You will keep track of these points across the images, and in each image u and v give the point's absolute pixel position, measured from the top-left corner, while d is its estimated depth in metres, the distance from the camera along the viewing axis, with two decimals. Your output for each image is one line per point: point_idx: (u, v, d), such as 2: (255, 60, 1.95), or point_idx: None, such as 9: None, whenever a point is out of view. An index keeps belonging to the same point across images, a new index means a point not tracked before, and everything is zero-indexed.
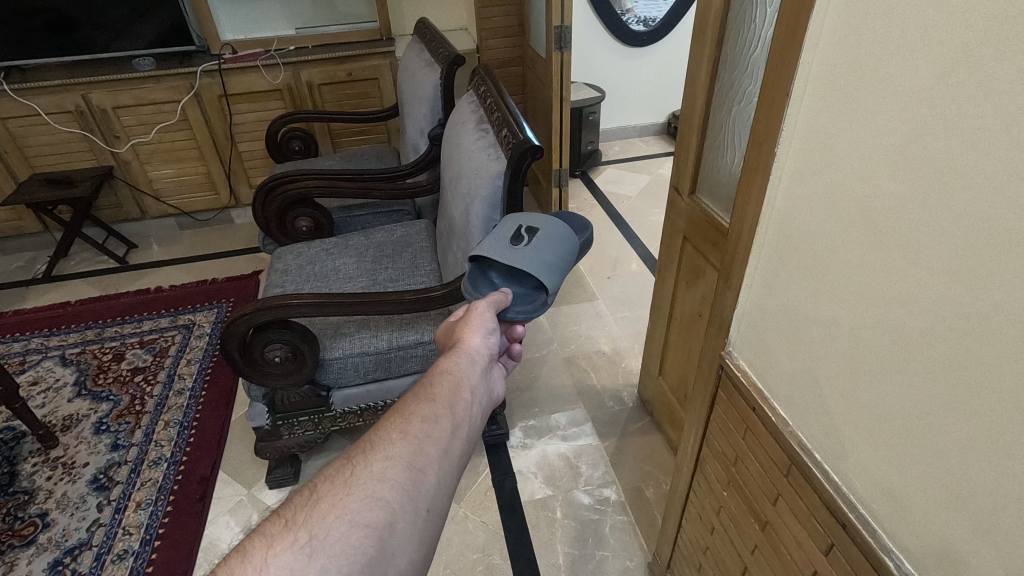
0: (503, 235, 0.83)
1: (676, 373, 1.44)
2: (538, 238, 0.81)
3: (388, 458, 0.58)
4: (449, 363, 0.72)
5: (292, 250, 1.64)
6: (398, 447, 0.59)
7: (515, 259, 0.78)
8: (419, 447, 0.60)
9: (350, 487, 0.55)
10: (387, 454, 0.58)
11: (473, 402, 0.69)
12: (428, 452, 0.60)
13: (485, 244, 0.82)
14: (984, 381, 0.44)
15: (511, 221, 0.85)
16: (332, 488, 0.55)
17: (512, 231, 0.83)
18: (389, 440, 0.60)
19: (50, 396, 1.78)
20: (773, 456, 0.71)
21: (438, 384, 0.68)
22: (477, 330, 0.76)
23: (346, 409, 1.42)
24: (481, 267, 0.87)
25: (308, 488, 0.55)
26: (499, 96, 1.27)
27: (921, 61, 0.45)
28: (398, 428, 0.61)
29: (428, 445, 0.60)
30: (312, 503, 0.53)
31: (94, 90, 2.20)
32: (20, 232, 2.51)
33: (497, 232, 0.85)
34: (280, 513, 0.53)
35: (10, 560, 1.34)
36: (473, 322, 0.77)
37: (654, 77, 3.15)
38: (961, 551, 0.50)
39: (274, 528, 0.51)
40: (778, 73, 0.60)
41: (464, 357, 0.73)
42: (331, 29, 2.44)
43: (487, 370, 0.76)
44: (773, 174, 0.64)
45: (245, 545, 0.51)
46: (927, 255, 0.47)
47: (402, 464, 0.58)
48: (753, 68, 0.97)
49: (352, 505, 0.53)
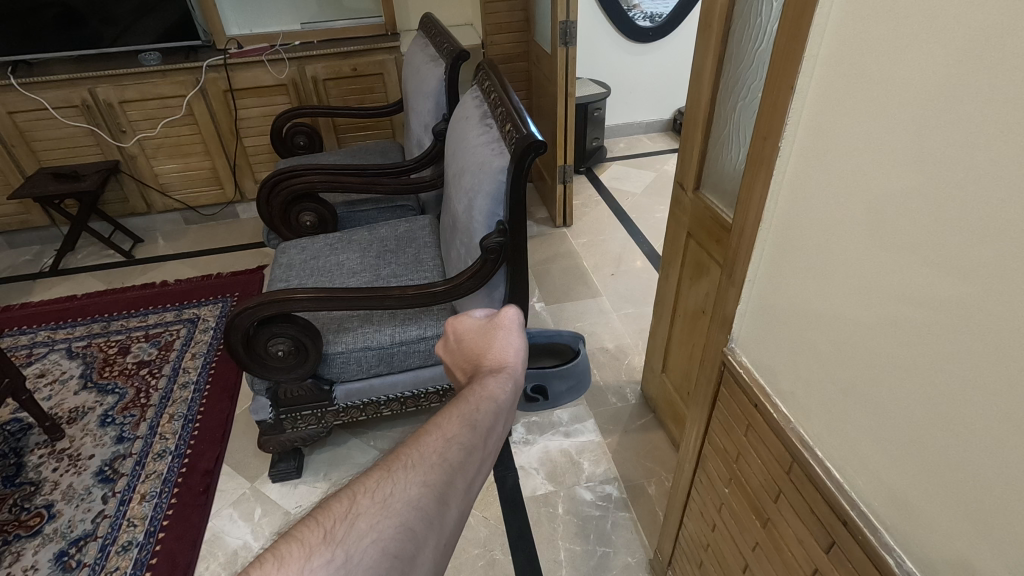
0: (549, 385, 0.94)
1: (678, 370, 1.44)
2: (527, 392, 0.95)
3: (424, 484, 0.56)
4: (495, 387, 0.71)
5: (296, 244, 1.65)
6: (436, 472, 0.57)
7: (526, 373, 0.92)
8: (452, 478, 0.58)
9: (388, 508, 0.53)
10: (424, 479, 0.56)
11: (503, 434, 0.69)
12: (459, 485, 0.58)
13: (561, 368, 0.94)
14: (988, 379, 0.44)
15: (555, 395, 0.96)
16: (371, 505, 0.52)
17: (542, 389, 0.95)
18: (430, 462, 0.58)
19: (56, 388, 1.80)
20: (774, 452, 0.72)
21: (481, 408, 0.67)
22: (512, 349, 0.79)
23: (348, 404, 1.43)
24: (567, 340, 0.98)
25: (347, 498, 0.53)
26: (504, 91, 1.26)
27: (928, 56, 0.45)
28: (440, 451, 0.59)
29: (459, 478, 0.59)
30: (350, 518, 0.51)
31: (100, 84, 2.21)
32: (27, 225, 2.53)
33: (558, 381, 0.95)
34: (317, 521, 0.51)
35: (16, 550, 1.35)
36: (508, 341, 0.81)
37: (660, 73, 3.13)
38: (963, 549, 0.49)
39: (310, 539, 0.49)
40: (782, 70, 0.60)
41: (506, 380, 0.73)
42: (336, 24, 2.44)
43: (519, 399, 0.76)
44: (778, 170, 0.63)
45: (278, 550, 0.48)
46: (932, 251, 0.47)
47: (436, 493, 0.56)
48: (758, 64, 0.96)
49: (387, 529, 0.51)
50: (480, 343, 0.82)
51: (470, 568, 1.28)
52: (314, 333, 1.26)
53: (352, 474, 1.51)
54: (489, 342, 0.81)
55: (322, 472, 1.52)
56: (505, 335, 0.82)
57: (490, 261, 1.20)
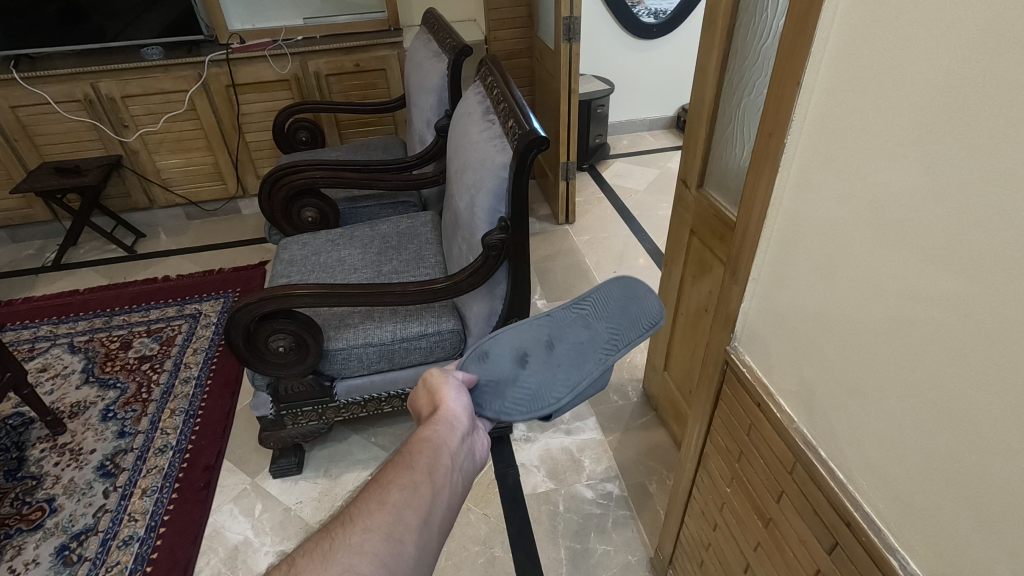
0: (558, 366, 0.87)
1: (681, 368, 1.43)
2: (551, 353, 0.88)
3: (366, 530, 0.61)
4: (428, 431, 0.76)
5: (297, 240, 1.64)
6: (376, 519, 0.62)
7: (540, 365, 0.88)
8: (397, 517, 0.63)
9: (328, 561, 0.57)
10: (366, 526, 0.61)
11: (454, 467, 0.72)
12: (408, 522, 0.63)
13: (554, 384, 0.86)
14: (993, 378, 0.44)
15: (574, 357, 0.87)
16: (310, 563, 0.57)
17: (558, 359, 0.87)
18: (368, 512, 0.63)
19: (58, 382, 1.80)
20: (777, 452, 0.71)
21: (417, 453, 0.72)
22: (448, 395, 0.82)
23: (350, 400, 1.42)
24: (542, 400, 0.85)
25: (288, 562, 0.58)
26: (506, 87, 1.26)
27: (936, 54, 0.44)
28: (377, 499, 0.64)
29: (407, 515, 0.63)
30: None
31: (103, 78, 2.21)
32: (30, 220, 2.52)
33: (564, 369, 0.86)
34: None
35: (17, 544, 1.35)
36: (443, 386, 0.84)
37: (664, 70, 3.11)
38: (966, 551, 0.49)
39: None
40: (788, 66, 0.59)
41: (443, 422, 0.77)
42: (340, 19, 2.42)
43: (467, 434, 0.79)
44: (781, 169, 0.63)
45: None
46: (938, 250, 0.46)
47: (381, 535, 0.61)
48: (763, 59, 0.95)
49: None
50: (423, 397, 0.87)
51: (470, 566, 1.28)
52: (315, 329, 1.25)
53: (352, 471, 1.51)
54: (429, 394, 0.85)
55: (323, 467, 1.53)
56: (439, 386, 0.84)
57: (492, 258, 1.20)
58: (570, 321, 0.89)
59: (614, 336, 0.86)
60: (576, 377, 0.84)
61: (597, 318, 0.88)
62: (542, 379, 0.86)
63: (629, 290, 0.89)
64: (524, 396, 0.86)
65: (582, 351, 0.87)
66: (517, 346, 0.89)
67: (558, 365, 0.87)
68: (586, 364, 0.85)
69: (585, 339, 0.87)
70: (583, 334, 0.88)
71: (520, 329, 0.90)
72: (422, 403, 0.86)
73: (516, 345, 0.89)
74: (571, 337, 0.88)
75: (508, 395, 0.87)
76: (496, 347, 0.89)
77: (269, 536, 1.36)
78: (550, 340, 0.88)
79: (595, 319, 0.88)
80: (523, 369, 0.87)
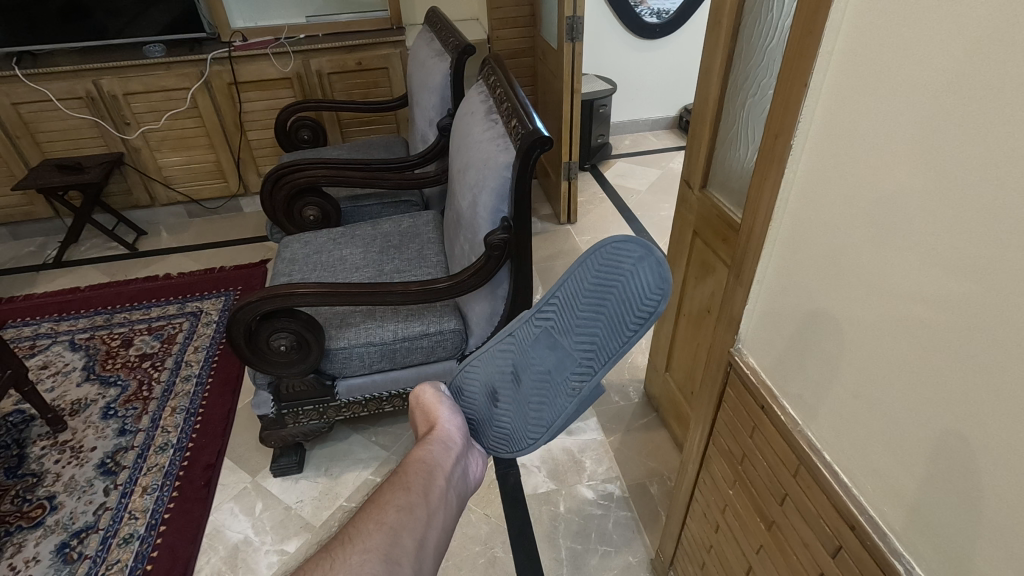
0: (529, 398, 0.82)
1: (683, 368, 1.42)
2: (519, 384, 0.82)
3: (365, 551, 0.63)
4: (423, 451, 0.78)
5: (299, 239, 1.64)
6: (375, 539, 0.64)
7: (512, 395, 0.83)
8: (395, 538, 0.65)
9: None
10: (365, 547, 0.63)
11: (447, 488, 0.76)
12: (405, 542, 0.66)
13: (527, 417, 0.82)
14: (1000, 379, 0.43)
15: (541, 387, 0.80)
16: None
17: (528, 391, 0.82)
18: (367, 532, 0.65)
19: (60, 379, 1.80)
20: (781, 455, 0.71)
21: (412, 473, 0.75)
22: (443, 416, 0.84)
23: (351, 399, 1.42)
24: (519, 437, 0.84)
25: None
26: (510, 86, 1.25)
27: (945, 54, 0.44)
28: (375, 518, 0.67)
29: (404, 537, 0.66)
30: None
31: (105, 75, 2.21)
32: (31, 217, 2.52)
33: (535, 401, 0.81)
34: None
35: (17, 541, 1.35)
36: (438, 410, 0.85)
37: (667, 70, 3.11)
38: (971, 553, 0.49)
39: None
40: (795, 66, 0.59)
41: (438, 443, 0.80)
42: (343, 17, 2.42)
43: (461, 455, 0.81)
44: (788, 170, 0.62)
45: None
46: (945, 252, 0.46)
47: (380, 556, 0.63)
48: (769, 60, 0.95)
49: None
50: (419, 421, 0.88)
51: (471, 566, 1.28)
52: (316, 329, 1.25)
53: (353, 469, 1.51)
54: (425, 416, 0.86)
55: (323, 467, 1.52)
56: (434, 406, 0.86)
57: (494, 258, 1.19)
58: (533, 344, 0.80)
59: (583, 355, 0.76)
60: (548, 416, 0.80)
61: (562, 334, 0.77)
62: (516, 416, 0.84)
63: (602, 273, 0.73)
64: (503, 435, 0.86)
65: (551, 380, 0.80)
66: (487, 381, 0.85)
67: (529, 401, 0.82)
68: (557, 399, 0.79)
69: (552, 365, 0.79)
70: (549, 359, 0.79)
71: (486, 360, 0.85)
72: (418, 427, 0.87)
73: (485, 380, 0.86)
74: (538, 363, 0.80)
75: (492, 429, 0.87)
76: (468, 384, 0.88)
77: (269, 535, 1.36)
78: (516, 371, 0.82)
79: (559, 337, 0.78)
80: (496, 406, 0.86)
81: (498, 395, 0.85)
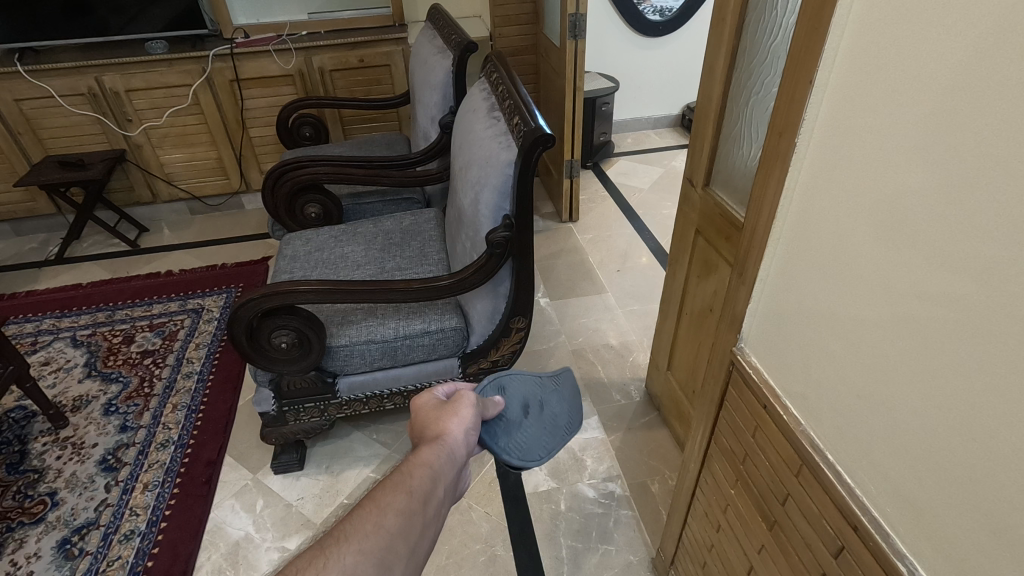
0: (546, 426, 0.94)
1: (685, 367, 1.42)
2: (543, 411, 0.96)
3: (359, 553, 0.61)
4: (429, 455, 0.77)
5: (301, 236, 1.64)
6: (371, 541, 0.63)
7: (538, 416, 0.94)
8: (389, 544, 0.64)
9: None
10: (360, 549, 0.62)
11: (443, 499, 0.75)
12: (398, 551, 0.65)
13: (542, 441, 0.92)
14: (1004, 380, 0.43)
15: (556, 421, 0.96)
16: None
17: (549, 421, 0.95)
18: (363, 533, 0.64)
19: (61, 375, 1.80)
20: (783, 454, 0.70)
21: (416, 476, 0.74)
22: (458, 423, 0.83)
23: (352, 397, 1.42)
24: (531, 452, 0.91)
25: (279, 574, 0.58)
26: (512, 84, 1.25)
27: (953, 50, 0.43)
28: (374, 518, 0.66)
29: (399, 545, 0.65)
30: None
31: (106, 72, 2.21)
32: (33, 213, 2.53)
33: (549, 430, 0.94)
34: None
35: (19, 537, 1.36)
36: (458, 415, 0.84)
37: (669, 68, 3.10)
38: (973, 554, 0.49)
39: None
40: (801, 63, 0.58)
41: (444, 451, 0.79)
42: (345, 14, 2.42)
43: (460, 467, 0.81)
44: (793, 167, 0.62)
45: None
46: (950, 251, 0.46)
47: (374, 560, 0.62)
48: (773, 57, 0.94)
49: None
50: (426, 416, 0.86)
51: (471, 564, 1.27)
52: (317, 326, 1.25)
53: (353, 467, 1.51)
54: (437, 414, 0.85)
55: (324, 464, 1.52)
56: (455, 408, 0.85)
57: (496, 257, 1.19)
58: (558, 393, 0.99)
59: (576, 422, 0.98)
60: (555, 448, 0.93)
61: (572, 399, 1.00)
62: (536, 435, 0.92)
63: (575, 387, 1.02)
64: (519, 443, 0.90)
65: (561, 424, 0.97)
66: (523, 396, 0.95)
67: (546, 428, 0.94)
68: (562, 439, 0.94)
69: (563, 414, 0.97)
70: (564, 409, 0.98)
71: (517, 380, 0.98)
72: (424, 422, 0.85)
73: (523, 394, 0.96)
74: (559, 406, 0.98)
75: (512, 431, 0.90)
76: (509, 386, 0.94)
77: (270, 532, 1.36)
78: (542, 403, 0.97)
79: (573, 398, 1.00)
80: (526, 418, 0.93)
81: (527, 410, 0.94)
